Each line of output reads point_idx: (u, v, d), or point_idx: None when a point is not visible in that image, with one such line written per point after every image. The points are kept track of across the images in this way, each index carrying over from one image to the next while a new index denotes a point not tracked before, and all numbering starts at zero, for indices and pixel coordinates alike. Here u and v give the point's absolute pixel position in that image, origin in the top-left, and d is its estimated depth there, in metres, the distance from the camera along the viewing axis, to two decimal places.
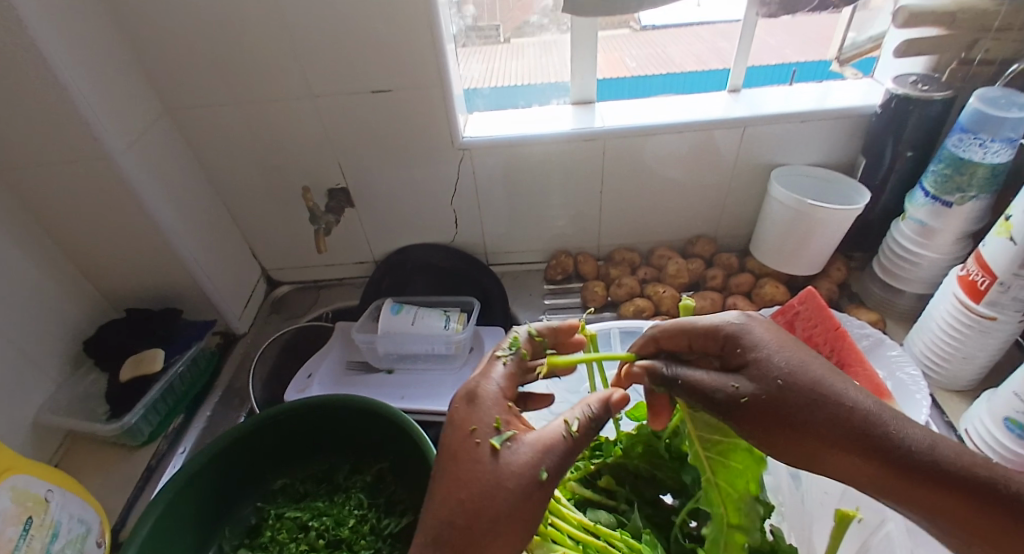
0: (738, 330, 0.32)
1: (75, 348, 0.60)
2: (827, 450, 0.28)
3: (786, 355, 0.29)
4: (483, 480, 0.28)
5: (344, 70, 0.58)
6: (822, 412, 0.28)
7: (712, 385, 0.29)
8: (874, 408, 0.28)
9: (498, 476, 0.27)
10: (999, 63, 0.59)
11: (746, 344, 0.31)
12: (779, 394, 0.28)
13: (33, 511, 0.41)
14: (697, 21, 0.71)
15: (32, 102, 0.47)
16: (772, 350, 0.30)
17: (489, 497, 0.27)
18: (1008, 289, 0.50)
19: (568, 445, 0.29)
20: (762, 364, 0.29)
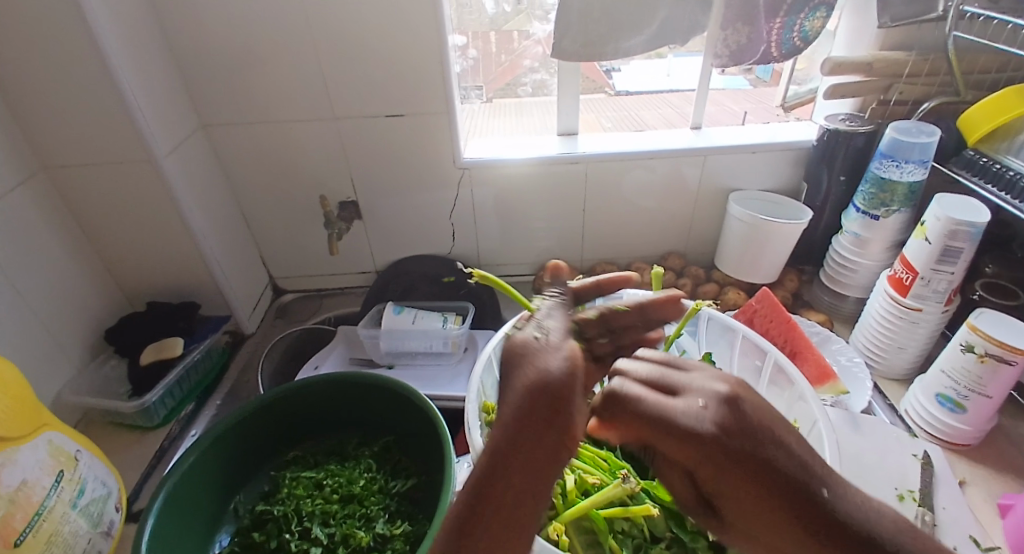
0: (691, 414, 0.27)
1: (96, 336, 0.67)
2: (765, 520, 0.26)
3: (755, 437, 0.26)
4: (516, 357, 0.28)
5: (362, 96, 0.68)
6: (776, 498, 0.25)
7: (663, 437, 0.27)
8: (818, 496, 0.25)
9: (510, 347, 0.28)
10: (912, 103, 0.72)
11: (705, 434, 0.26)
12: (728, 462, 0.26)
13: (65, 466, 0.47)
14: (668, 90, 0.86)
15: (96, 110, 0.56)
16: (733, 426, 0.26)
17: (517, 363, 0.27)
18: (928, 283, 0.59)
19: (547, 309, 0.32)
20: (720, 429, 0.26)
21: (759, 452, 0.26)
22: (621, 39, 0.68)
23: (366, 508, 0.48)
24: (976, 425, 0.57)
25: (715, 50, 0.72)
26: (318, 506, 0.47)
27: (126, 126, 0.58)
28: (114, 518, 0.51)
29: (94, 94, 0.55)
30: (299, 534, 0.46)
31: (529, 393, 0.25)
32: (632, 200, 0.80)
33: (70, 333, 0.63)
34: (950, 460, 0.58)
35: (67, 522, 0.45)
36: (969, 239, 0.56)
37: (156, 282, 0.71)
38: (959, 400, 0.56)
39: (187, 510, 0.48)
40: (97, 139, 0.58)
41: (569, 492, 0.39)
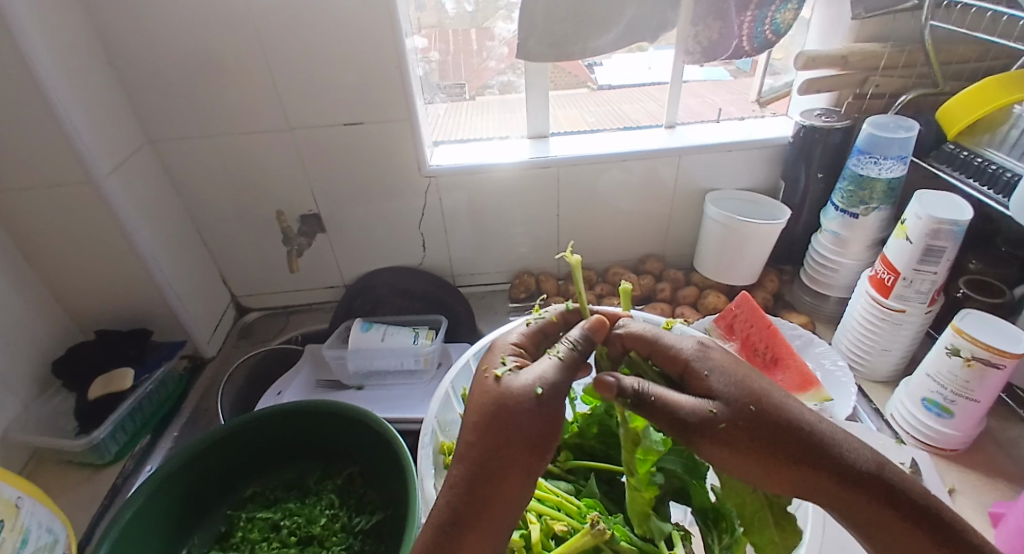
0: (699, 353, 0.27)
1: (41, 369, 0.62)
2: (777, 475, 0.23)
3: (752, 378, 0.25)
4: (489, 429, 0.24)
5: (319, 104, 0.64)
6: (789, 447, 0.22)
7: (684, 407, 0.23)
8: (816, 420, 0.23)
9: (496, 402, 0.25)
10: (888, 96, 0.71)
11: (710, 372, 0.25)
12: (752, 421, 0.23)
13: (4, 515, 0.43)
14: (650, 82, 0.81)
15: (27, 131, 0.52)
16: (734, 373, 0.25)
17: (501, 433, 0.24)
18: (911, 283, 0.58)
19: (561, 365, 0.27)
20: (730, 383, 0.24)
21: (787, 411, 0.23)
22: (590, 37, 0.65)
23: (327, 550, 0.46)
24: (964, 430, 0.55)
25: (687, 46, 0.70)
26: (274, 552, 0.45)
27: (60, 144, 0.53)
28: None
29: (21, 110, 0.51)
30: None
31: (483, 454, 0.23)
32: (607, 204, 0.78)
33: (12, 367, 0.59)
34: (938, 468, 0.56)
35: None
36: (952, 238, 0.54)
37: (107, 308, 0.67)
38: (945, 405, 0.54)
39: None
40: (30, 159, 0.54)
41: (533, 545, 0.37)
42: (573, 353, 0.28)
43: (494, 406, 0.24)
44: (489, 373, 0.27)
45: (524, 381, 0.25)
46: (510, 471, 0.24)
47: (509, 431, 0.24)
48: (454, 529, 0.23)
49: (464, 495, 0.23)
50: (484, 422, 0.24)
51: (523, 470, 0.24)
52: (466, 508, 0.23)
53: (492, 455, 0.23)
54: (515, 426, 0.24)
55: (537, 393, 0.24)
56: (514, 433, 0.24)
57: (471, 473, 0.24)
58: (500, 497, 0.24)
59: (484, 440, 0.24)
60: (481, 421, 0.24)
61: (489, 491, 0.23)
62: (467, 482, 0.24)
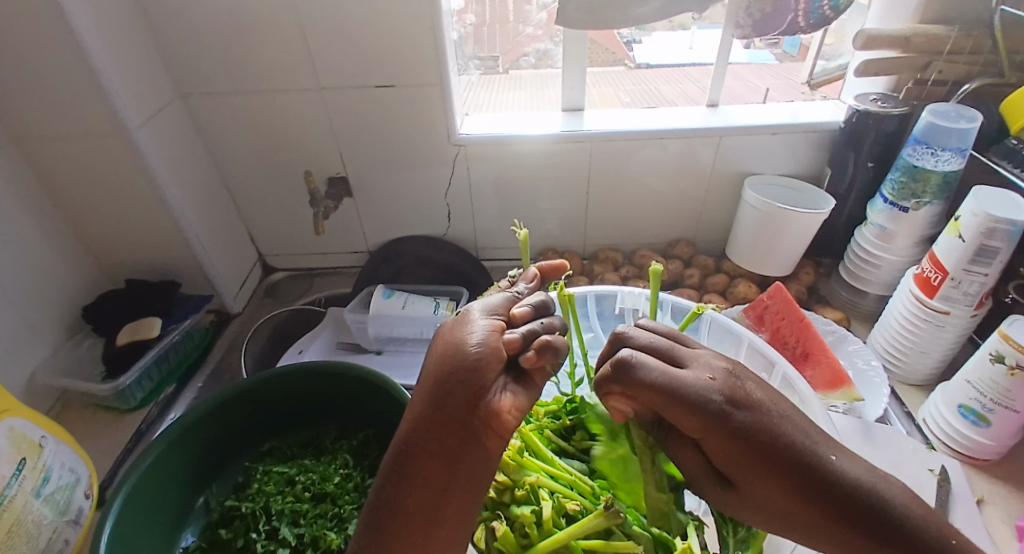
0: (722, 394, 0.27)
1: (73, 313, 0.65)
2: (762, 485, 0.27)
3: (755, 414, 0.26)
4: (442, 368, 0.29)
5: (348, 64, 0.62)
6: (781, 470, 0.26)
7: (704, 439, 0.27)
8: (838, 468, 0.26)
9: (442, 351, 0.30)
10: (950, 84, 0.65)
11: (735, 419, 0.26)
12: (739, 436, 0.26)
13: (27, 454, 0.45)
14: (690, 62, 0.79)
15: (61, 78, 0.52)
16: (757, 418, 0.26)
17: (450, 380, 0.28)
18: (959, 284, 0.54)
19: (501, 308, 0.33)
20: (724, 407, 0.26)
21: (806, 460, 0.26)
22: (631, 5, 0.61)
23: (338, 507, 0.47)
24: (1001, 441, 0.53)
25: (737, 19, 0.67)
26: (288, 505, 0.46)
27: (91, 92, 0.53)
28: (82, 506, 0.49)
29: (54, 57, 0.51)
30: (266, 534, 0.45)
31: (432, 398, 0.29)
32: (640, 183, 0.75)
33: (45, 311, 0.61)
34: (970, 478, 0.54)
35: (29, 512, 0.44)
36: (1008, 239, 0.50)
37: (137, 259, 0.68)
38: (983, 413, 0.52)
39: (155, 502, 0.47)
40: (62, 107, 0.54)
41: (544, 522, 0.36)
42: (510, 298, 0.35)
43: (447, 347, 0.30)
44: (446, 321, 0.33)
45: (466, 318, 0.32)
46: (460, 405, 0.28)
47: (462, 371, 0.28)
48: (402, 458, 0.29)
49: (412, 429, 0.29)
50: (432, 372, 0.30)
51: (468, 400, 0.28)
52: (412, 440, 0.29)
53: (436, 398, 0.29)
54: (459, 366, 0.28)
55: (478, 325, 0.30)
56: (450, 378, 0.28)
57: (418, 412, 0.29)
58: (433, 435, 0.29)
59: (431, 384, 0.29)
60: (433, 362, 0.30)
61: (430, 426, 0.29)
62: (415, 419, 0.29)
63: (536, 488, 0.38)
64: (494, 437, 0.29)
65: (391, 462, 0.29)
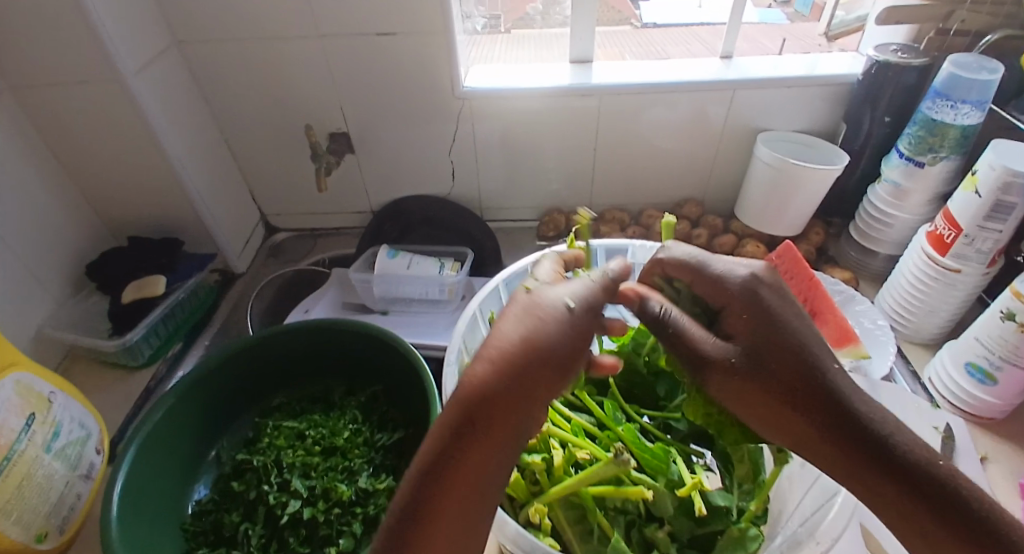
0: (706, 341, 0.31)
1: (76, 270, 0.64)
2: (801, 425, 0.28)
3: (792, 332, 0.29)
4: (513, 341, 0.25)
5: (349, 10, 0.59)
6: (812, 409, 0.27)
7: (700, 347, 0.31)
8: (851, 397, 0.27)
9: (508, 328, 0.25)
10: (973, 35, 0.62)
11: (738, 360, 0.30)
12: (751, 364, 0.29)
13: (36, 408, 0.45)
14: (698, 22, 0.78)
15: (48, 21, 0.50)
16: (752, 346, 0.30)
17: (534, 361, 0.25)
18: (972, 241, 0.53)
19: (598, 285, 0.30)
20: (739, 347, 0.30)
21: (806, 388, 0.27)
22: None
23: (348, 461, 0.48)
24: (1007, 400, 0.53)
25: None
26: (298, 458, 0.47)
27: (83, 36, 0.51)
28: (94, 461, 0.50)
29: None
30: (278, 486, 0.46)
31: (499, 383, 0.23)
32: (650, 141, 0.73)
33: (48, 266, 0.60)
34: (972, 433, 0.55)
35: (40, 467, 0.44)
36: None
37: (138, 216, 0.67)
38: (990, 372, 0.52)
39: (165, 456, 0.47)
40: (51, 53, 0.52)
41: (555, 469, 0.37)
42: (606, 278, 0.31)
43: (526, 317, 0.26)
44: (522, 285, 0.29)
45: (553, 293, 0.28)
46: (529, 382, 0.24)
47: (535, 353, 0.25)
48: (455, 444, 0.23)
49: (460, 425, 0.23)
50: (505, 346, 0.24)
51: (542, 375, 0.25)
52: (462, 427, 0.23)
53: (494, 411, 0.23)
54: (541, 346, 0.25)
55: (567, 303, 0.27)
56: (535, 348, 0.25)
57: (482, 400, 0.23)
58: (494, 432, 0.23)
59: (493, 390, 0.23)
60: (513, 327, 0.25)
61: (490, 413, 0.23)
62: (471, 400, 0.23)
63: (546, 438, 0.39)
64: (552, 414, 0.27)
65: (436, 442, 0.23)
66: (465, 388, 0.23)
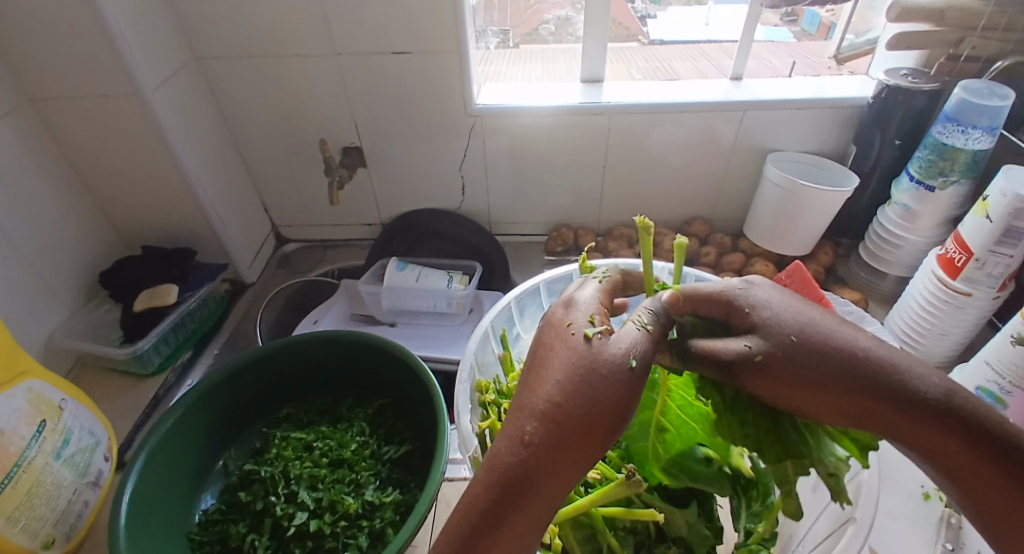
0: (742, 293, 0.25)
1: (90, 278, 0.65)
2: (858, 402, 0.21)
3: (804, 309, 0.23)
4: (556, 399, 0.21)
5: (365, 29, 0.61)
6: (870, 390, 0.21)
7: (723, 348, 0.23)
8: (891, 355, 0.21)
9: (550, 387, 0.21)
10: (983, 61, 0.62)
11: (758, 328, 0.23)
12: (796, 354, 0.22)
13: (46, 415, 0.45)
14: (705, 39, 0.79)
15: (74, 37, 0.51)
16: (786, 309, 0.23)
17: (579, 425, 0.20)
18: (983, 265, 0.53)
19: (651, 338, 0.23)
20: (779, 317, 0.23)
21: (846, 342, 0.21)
22: None
23: (356, 473, 0.47)
24: None
25: None
26: (306, 470, 0.47)
27: (106, 51, 0.52)
28: (102, 468, 0.50)
29: (67, 11, 0.49)
30: (285, 498, 0.45)
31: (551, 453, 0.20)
32: (658, 159, 0.74)
33: (62, 274, 0.61)
34: None
35: (49, 473, 0.45)
36: None
37: (152, 226, 0.69)
38: (1001, 395, 0.51)
39: (175, 463, 0.48)
40: (75, 67, 0.53)
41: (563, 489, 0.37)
42: (658, 320, 0.24)
43: (580, 375, 0.21)
44: (576, 331, 0.23)
45: (613, 346, 0.22)
46: (572, 448, 0.20)
47: (575, 418, 0.20)
48: (485, 524, 0.20)
49: (495, 510, 0.20)
50: (547, 409, 0.20)
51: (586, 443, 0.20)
52: (512, 488, 0.20)
53: (529, 489, 0.20)
54: (604, 406, 0.21)
55: (631, 365, 0.22)
56: (577, 413, 0.20)
57: (518, 473, 0.20)
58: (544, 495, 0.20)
59: (529, 465, 0.20)
60: (560, 390, 0.21)
61: (541, 488, 0.20)
62: (505, 474, 0.20)
63: None
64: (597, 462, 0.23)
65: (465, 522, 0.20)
66: (507, 458, 0.20)
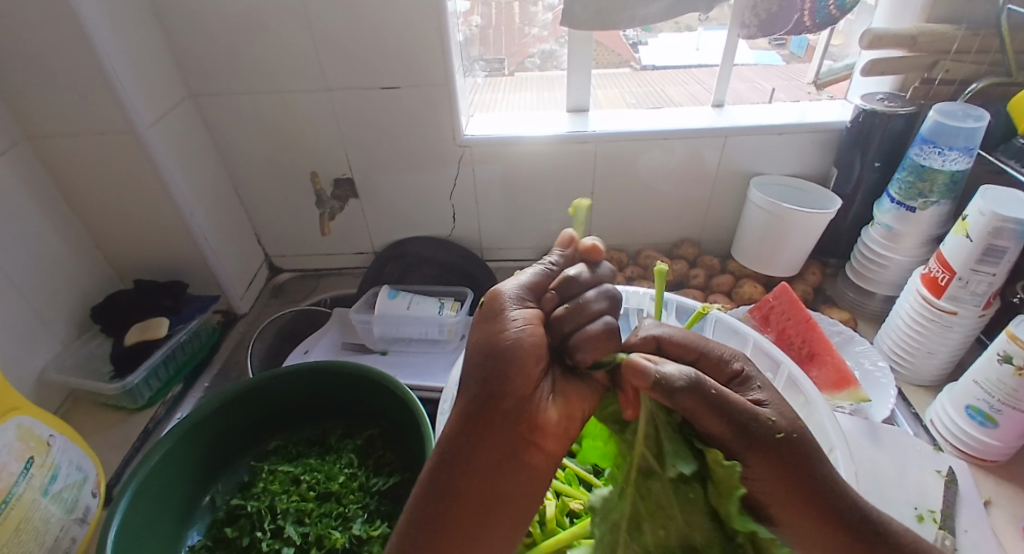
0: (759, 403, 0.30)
1: (83, 311, 0.66)
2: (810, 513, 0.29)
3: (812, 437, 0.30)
4: (479, 364, 0.28)
5: (356, 65, 0.63)
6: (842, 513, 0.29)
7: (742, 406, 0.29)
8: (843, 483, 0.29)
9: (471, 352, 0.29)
10: (958, 83, 0.64)
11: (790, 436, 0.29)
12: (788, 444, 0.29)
13: (34, 451, 0.45)
14: (696, 64, 0.80)
15: (73, 79, 0.53)
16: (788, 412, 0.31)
17: (494, 388, 0.28)
18: (966, 284, 0.54)
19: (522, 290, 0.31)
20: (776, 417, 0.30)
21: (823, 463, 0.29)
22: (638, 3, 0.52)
23: (343, 507, 0.47)
24: (1007, 442, 0.52)
25: (744, 18, 0.66)
26: (293, 504, 0.46)
27: (104, 90, 0.54)
28: (90, 504, 0.50)
29: (67, 53, 0.51)
30: (272, 533, 0.45)
31: (466, 417, 0.29)
32: (646, 184, 0.75)
33: (56, 308, 0.62)
34: (977, 479, 0.53)
35: (37, 510, 0.44)
36: (1017, 238, 0.49)
37: (146, 259, 0.69)
38: (990, 414, 0.51)
39: (163, 498, 0.47)
40: (73, 107, 0.55)
41: (547, 520, 0.41)
42: (539, 274, 0.33)
43: (490, 344, 0.28)
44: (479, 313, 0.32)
45: (502, 285, 0.31)
46: (494, 410, 0.28)
47: (493, 377, 0.28)
48: (447, 463, 0.29)
49: (450, 449, 0.29)
50: (474, 374, 0.29)
51: (506, 404, 0.28)
52: (463, 435, 0.29)
53: (470, 437, 0.29)
54: (505, 366, 0.27)
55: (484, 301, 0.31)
56: (494, 379, 0.28)
57: (458, 430, 0.29)
58: (480, 452, 0.29)
59: (466, 418, 0.29)
60: (475, 355, 0.29)
61: (478, 445, 0.29)
62: (457, 428, 0.29)
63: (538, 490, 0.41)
64: (545, 438, 0.30)
65: (436, 462, 0.30)
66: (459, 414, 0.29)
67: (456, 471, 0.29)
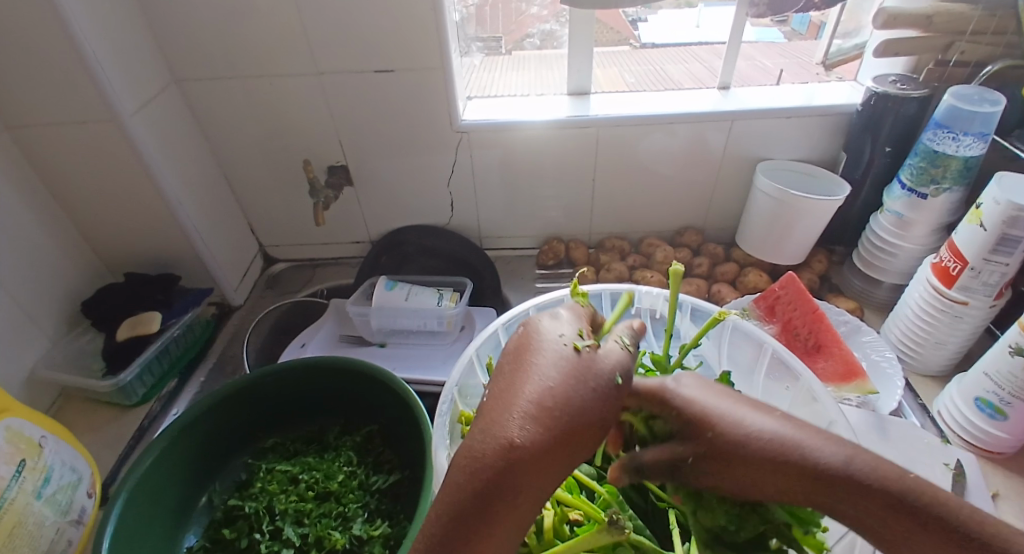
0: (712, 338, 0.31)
1: (72, 307, 0.64)
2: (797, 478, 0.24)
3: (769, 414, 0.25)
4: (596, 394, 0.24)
5: (346, 48, 0.60)
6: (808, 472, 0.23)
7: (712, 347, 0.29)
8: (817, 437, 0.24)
9: (587, 377, 0.24)
10: (973, 65, 0.61)
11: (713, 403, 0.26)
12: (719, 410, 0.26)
13: (25, 454, 0.44)
14: (698, 42, 0.77)
15: (50, 65, 0.51)
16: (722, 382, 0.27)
17: (600, 424, 0.24)
18: (979, 273, 0.52)
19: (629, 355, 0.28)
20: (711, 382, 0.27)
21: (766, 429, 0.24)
22: None
23: (343, 506, 0.46)
24: (1018, 435, 0.51)
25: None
26: (291, 504, 0.46)
27: (84, 78, 0.51)
28: (85, 505, 0.49)
29: (42, 38, 0.49)
30: (269, 534, 0.45)
31: (546, 438, 0.22)
32: (648, 170, 0.73)
33: (44, 305, 0.60)
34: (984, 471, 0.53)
35: (30, 513, 0.43)
36: None
37: (136, 252, 0.68)
38: (1000, 406, 0.50)
39: (157, 499, 0.46)
40: (52, 95, 0.53)
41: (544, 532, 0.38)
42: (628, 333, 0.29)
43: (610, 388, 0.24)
44: (570, 343, 0.25)
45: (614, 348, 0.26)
46: (588, 437, 0.23)
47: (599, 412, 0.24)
48: (512, 478, 0.21)
49: (523, 461, 0.21)
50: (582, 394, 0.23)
51: (594, 438, 0.24)
52: (547, 454, 0.22)
53: (560, 455, 0.22)
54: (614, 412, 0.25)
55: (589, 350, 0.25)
56: (603, 417, 0.24)
57: (546, 441, 0.22)
58: (552, 478, 0.23)
59: (561, 434, 0.22)
60: (578, 375, 0.23)
61: (553, 465, 0.22)
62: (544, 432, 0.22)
63: None
64: None
65: (495, 470, 0.21)
66: (544, 419, 0.22)
67: (517, 491, 0.22)
